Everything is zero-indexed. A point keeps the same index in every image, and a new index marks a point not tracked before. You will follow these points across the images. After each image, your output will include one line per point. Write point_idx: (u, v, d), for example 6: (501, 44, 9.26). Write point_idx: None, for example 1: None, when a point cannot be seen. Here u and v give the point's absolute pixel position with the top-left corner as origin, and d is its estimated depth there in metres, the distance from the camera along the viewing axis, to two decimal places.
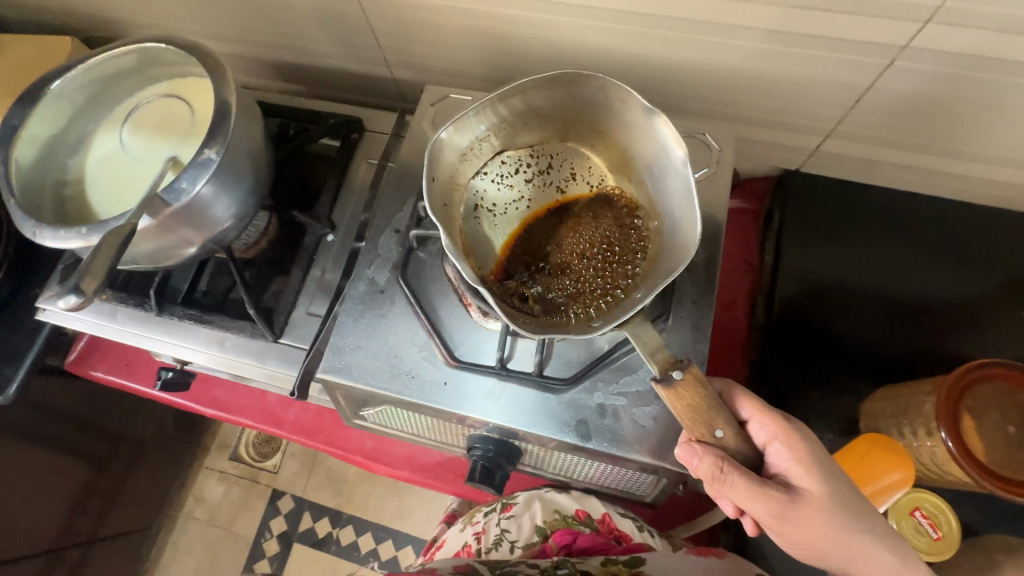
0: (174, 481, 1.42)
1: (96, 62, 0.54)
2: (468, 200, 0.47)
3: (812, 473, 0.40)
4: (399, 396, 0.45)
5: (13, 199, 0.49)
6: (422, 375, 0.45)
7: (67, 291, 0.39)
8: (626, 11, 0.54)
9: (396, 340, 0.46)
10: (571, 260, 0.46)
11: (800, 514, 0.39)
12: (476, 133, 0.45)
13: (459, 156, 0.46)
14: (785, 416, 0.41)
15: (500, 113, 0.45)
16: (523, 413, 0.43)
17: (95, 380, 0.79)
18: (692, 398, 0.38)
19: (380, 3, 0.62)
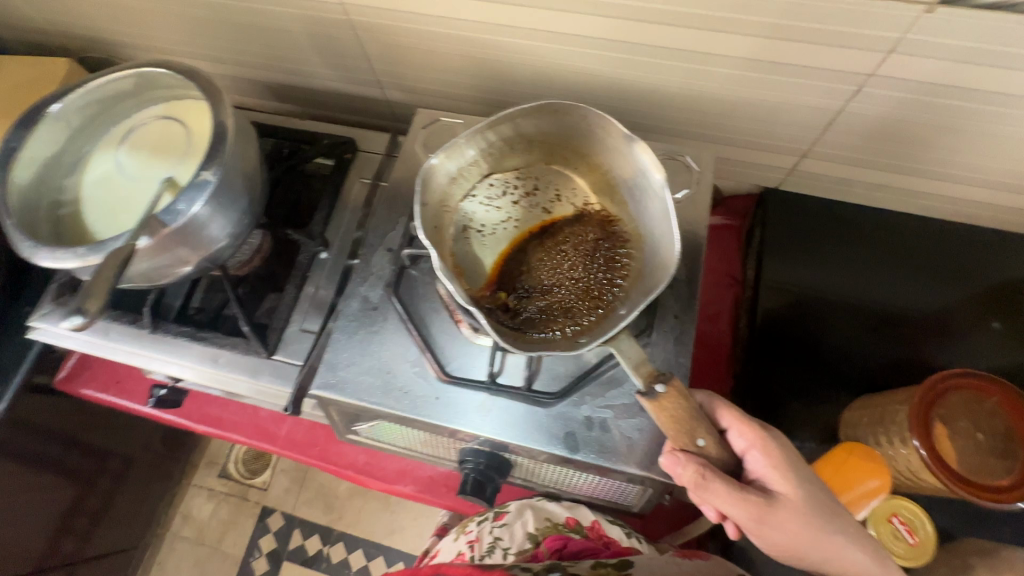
0: (161, 499, 1.40)
1: (95, 86, 0.56)
2: (458, 222, 0.49)
3: (789, 478, 0.41)
4: (392, 411, 0.46)
5: (11, 219, 0.50)
6: (414, 389, 0.46)
7: (73, 311, 0.40)
8: (610, 39, 0.56)
9: (389, 356, 0.48)
10: (558, 278, 0.47)
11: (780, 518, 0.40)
12: (465, 158, 0.47)
13: (449, 181, 0.48)
14: (762, 425, 0.43)
15: (487, 140, 0.47)
16: (512, 427, 0.45)
17: (85, 397, 0.79)
18: (675, 409, 0.39)
19: (374, 29, 0.64)
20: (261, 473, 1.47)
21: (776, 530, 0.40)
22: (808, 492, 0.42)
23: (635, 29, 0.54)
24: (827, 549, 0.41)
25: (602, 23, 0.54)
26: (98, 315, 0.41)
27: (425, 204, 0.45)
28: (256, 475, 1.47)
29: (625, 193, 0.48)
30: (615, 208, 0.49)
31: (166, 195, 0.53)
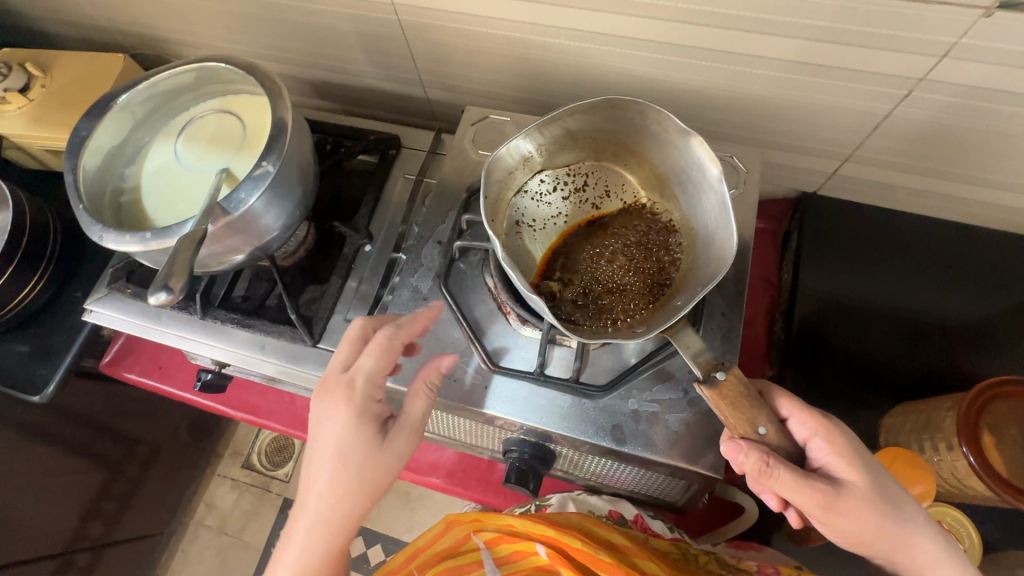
0: (187, 487, 1.43)
1: (158, 79, 0.58)
2: (511, 217, 0.50)
3: (856, 465, 0.40)
4: (441, 398, 0.47)
5: (80, 204, 0.52)
6: (464, 378, 0.47)
7: (158, 288, 0.42)
8: (656, 40, 0.57)
9: (439, 345, 0.49)
10: (609, 273, 0.48)
11: (847, 505, 0.39)
12: (521, 154, 0.48)
13: (505, 176, 0.49)
14: (824, 414, 0.42)
15: (543, 135, 0.48)
16: (561, 417, 0.45)
17: (128, 381, 0.82)
18: (735, 397, 0.40)
19: (422, 28, 0.66)
20: (284, 465, 1.49)
21: (844, 518, 0.39)
22: (875, 482, 0.41)
23: (683, 32, 0.55)
24: (895, 540, 0.40)
25: (649, 25, 0.55)
26: (181, 292, 0.43)
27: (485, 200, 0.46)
28: (279, 467, 1.49)
29: (676, 190, 0.49)
30: (664, 205, 0.50)
31: (225, 185, 0.55)
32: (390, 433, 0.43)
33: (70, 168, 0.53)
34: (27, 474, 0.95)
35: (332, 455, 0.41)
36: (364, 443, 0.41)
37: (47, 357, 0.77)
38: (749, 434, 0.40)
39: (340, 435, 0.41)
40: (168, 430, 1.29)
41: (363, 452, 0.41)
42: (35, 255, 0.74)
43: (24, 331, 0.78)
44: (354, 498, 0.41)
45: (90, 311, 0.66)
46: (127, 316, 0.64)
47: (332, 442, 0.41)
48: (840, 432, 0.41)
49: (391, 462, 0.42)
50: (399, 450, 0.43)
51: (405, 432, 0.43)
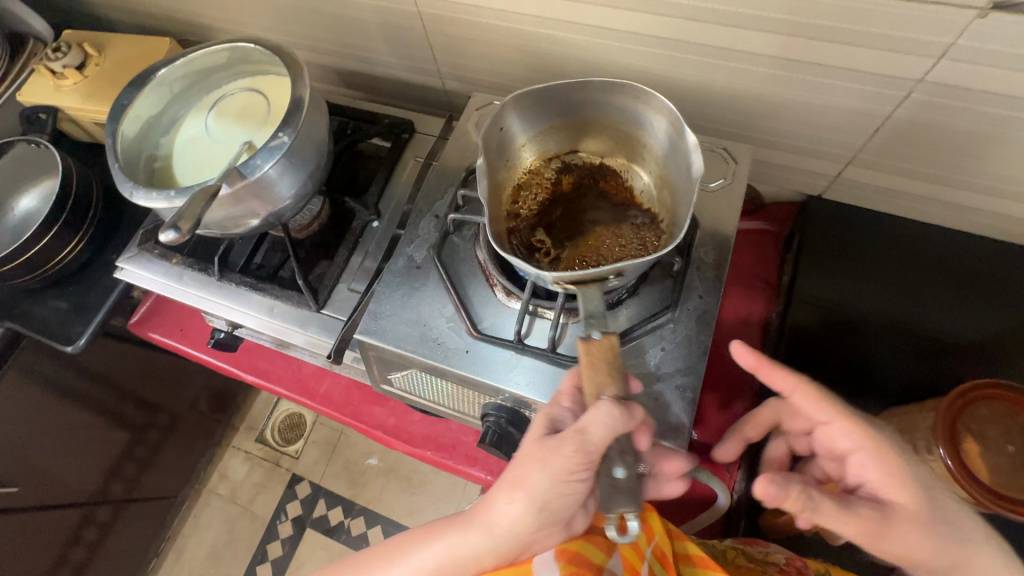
0: (203, 455, 1.50)
1: (194, 56, 0.63)
2: (521, 170, 0.62)
3: (897, 482, 0.44)
4: (425, 360, 0.49)
5: (116, 164, 0.57)
6: (447, 342, 0.50)
7: (169, 227, 0.46)
8: (658, 36, 0.59)
9: (427, 311, 0.51)
10: (580, 232, 0.58)
11: (891, 528, 0.43)
12: (555, 127, 0.60)
13: (535, 139, 0.61)
14: (869, 429, 0.46)
15: (580, 118, 0.59)
16: (535, 384, 0.48)
17: (152, 341, 0.87)
18: (599, 356, 0.42)
19: (440, 20, 0.69)
20: (295, 442, 1.55)
21: (892, 540, 0.43)
22: (925, 501, 0.44)
23: (683, 27, 0.57)
24: (945, 555, 0.43)
25: (651, 21, 0.58)
26: (188, 234, 0.47)
27: (500, 139, 0.57)
28: (290, 444, 1.55)
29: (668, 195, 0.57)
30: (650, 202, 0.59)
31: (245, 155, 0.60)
32: (556, 447, 0.41)
33: (110, 133, 0.59)
34: (56, 426, 1.02)
35: (508, 481, 0.44)
36: (537, 445, 0.42)
37: (82, 312, 0.83)
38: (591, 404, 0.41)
39: (515, 465, 0.44)
40: (187, 398, 1.35)
41: (533, 448, 0.42)
42: (77, 220, 0.81)
43: (64, 288, 0.85)
44: (509, 503, 0.44)
45: (120, 269, 0.72)
46: (152, 275, 0.69)
47: (511, 476, 0.44)
48: (886, 450, 0.45)
49: (544, 473, 0.41)
50: (557, 457, 0.41)
51: (563, 445, 0.40)
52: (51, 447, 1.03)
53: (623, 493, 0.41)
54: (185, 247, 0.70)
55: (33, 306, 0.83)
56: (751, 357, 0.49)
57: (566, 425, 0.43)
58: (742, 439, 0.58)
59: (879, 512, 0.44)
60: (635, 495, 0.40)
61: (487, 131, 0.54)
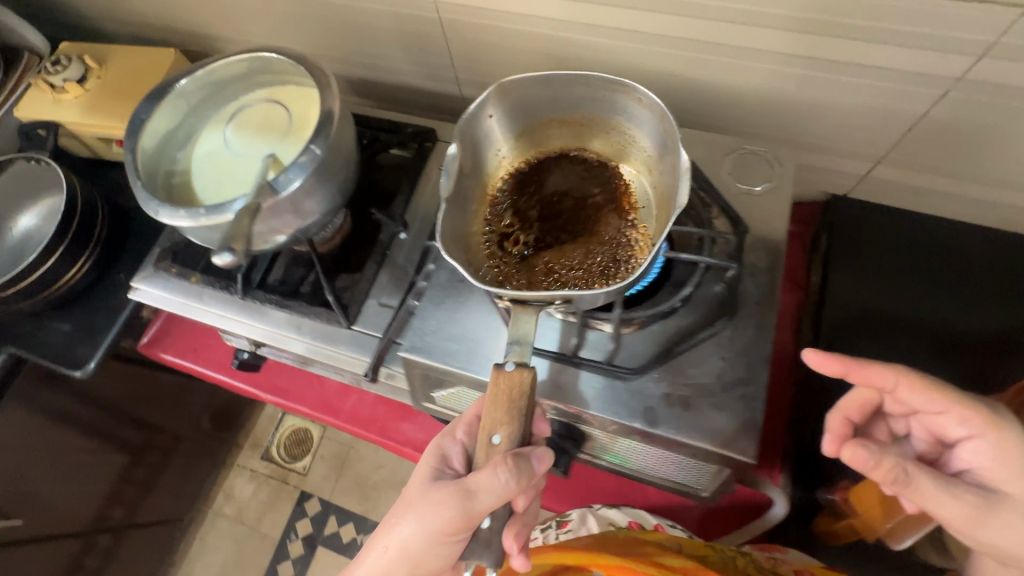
0: (207, 476, 1.45)
1: (213, 68, 0.61)
2: (509, 161, 0.64)
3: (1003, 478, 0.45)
4: (475, 376, 0.48)
5: (137, 182, 0.55)
6: (497, 357, 0.49)
7: (223, 250, 0.47)
8: (687, 39, 0.59)
9: (474, 325, 0.50)
10: (555, 230, 0.59)
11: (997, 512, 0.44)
12: (559, 122, 0.62)
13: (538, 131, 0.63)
14: (989, 416, 0.46)
15: (584, 116, 0.60)
16: (592, 398, 0.46)
17: (164, 362, 0.83)
18: (501, 395, 0.44)
19: (462, 26, 0.68)
20: (302, 458, 1.51)
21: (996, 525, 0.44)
22: None
23: (717, 30, 0.56)
24: None
25: (684, 24, 0.57)
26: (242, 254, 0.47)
27: (487, 128, 0.59)
28: (297, 460, 1.52)
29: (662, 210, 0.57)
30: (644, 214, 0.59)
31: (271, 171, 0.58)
32: (438, 501, 0.45)
33: (130, 149, 0.56)
34: (55, 455, 0.97)
35: (387, 529, 0.50)
36: (420, 493, 0.48)
37: (89, 335, 0.80)
38: (485, 449, 0.44)
39: (397, 511, 0.50)
40: (187, 417, 1.30)
41: (416, 497, 0.48)
42: (85, 240, 0.78)
43: (69, 311, 0.81)
44: (385, 548, 0.50)
45: (134, 289, 0.69)
46: (169, 295, 0.67)
47: (388, 523, 0.50)
48: (1007, 438, 0.45)
49: (415, 523, 0.47)
50: (433, 510, 0.45)
51: (444, 502, 0.45)
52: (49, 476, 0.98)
53: (483, 543, 0.49)
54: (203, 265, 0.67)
55: (36, 331, 0.80)
56: (838, 361, 0.47)
57: (455, 458, 0.49)
58: (843, 423, 0.52)
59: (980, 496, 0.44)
60: (491, 545, 0.49)
61: (471, 116, 0.56)
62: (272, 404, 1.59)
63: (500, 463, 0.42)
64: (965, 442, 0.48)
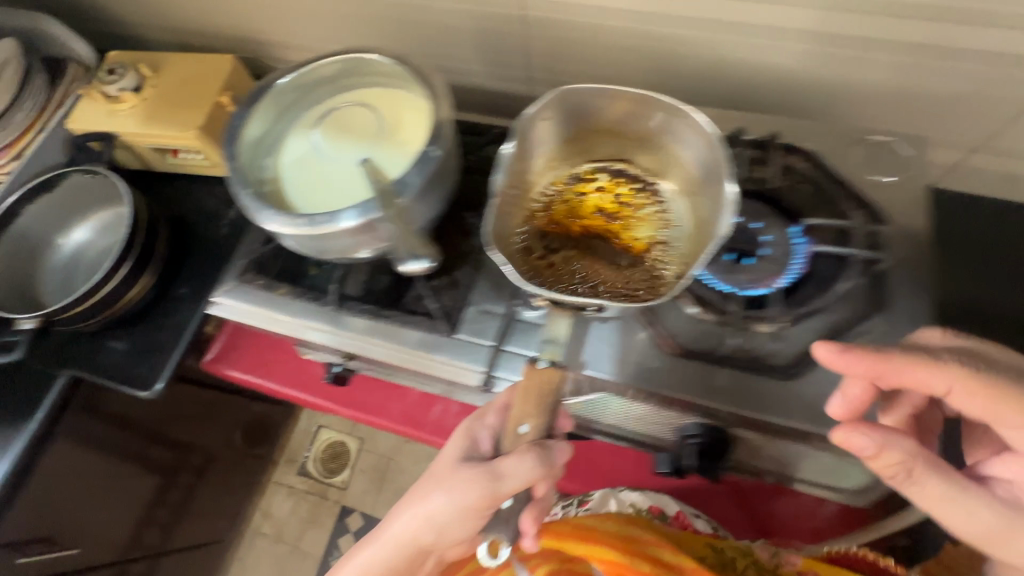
0: (245, 494, 1.42)
1: (302, 71, 0.59)
2: (552, 166, 0.59)
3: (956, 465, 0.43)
4: (626, 382, 0.48)
5: (244, 193, 0.54)
6: (646, 362, 0.49)
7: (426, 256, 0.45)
8: (789, 28, 0.58)
9: (618, 329, 0.50)
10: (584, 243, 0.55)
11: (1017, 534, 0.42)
12: (619, 128, 0.56)
13: (594, 132, 0.57)
14: None
15: (645, 126, 0.55)
16: (753, 400, 0.46)
17: (230, 378, 0.81)
18: (528, 390, 0.47)
19: (549, 22, 0.66)
20: (340, 473, 1.49)
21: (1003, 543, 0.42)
22: None
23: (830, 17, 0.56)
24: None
25: (794, 12, 0.56)
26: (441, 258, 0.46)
27: (540, 132, 0.54)
28: (335, 474, 1.49)
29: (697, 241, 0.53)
30: (673, 239, 0.55)
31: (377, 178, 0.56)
32: (464, 478, 0.51)
33: (230, 156, 0.54)
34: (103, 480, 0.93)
35: (415, 502, 0.55)
36: (448, 469, 0.53)
37: (154, 354, 0.76)
38: (515, 435, 0.49)
39: (427, 486, 0.55)
40: (220, 437, 1.23)
41: (447, 471, 0.53)
42: (147, 254, 0.75)
43: (128, 329, 0.78)
44: (409, 519, 0.55)
45: (214, 304, 0.66)
46: (252, 308, 0.64)
47: (419, 496, 0.55)
48: None
49: (442, 498, 0.52)
50: (460, 484, 0.51)
51: (471, 478, 0.50)
52: (93, 503, 0.94)
53: (500, 522, 0.53)
54: (293, 276, 0.65)
55: (96, 350, 0.76)
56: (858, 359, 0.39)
57: (484, 440, 0.54)
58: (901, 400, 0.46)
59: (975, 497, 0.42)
60: (511, 526, 0.52)
61: (529, 119, 0.52)
62: (306, 418, 1.55)
63: (527, 450, 0.47)
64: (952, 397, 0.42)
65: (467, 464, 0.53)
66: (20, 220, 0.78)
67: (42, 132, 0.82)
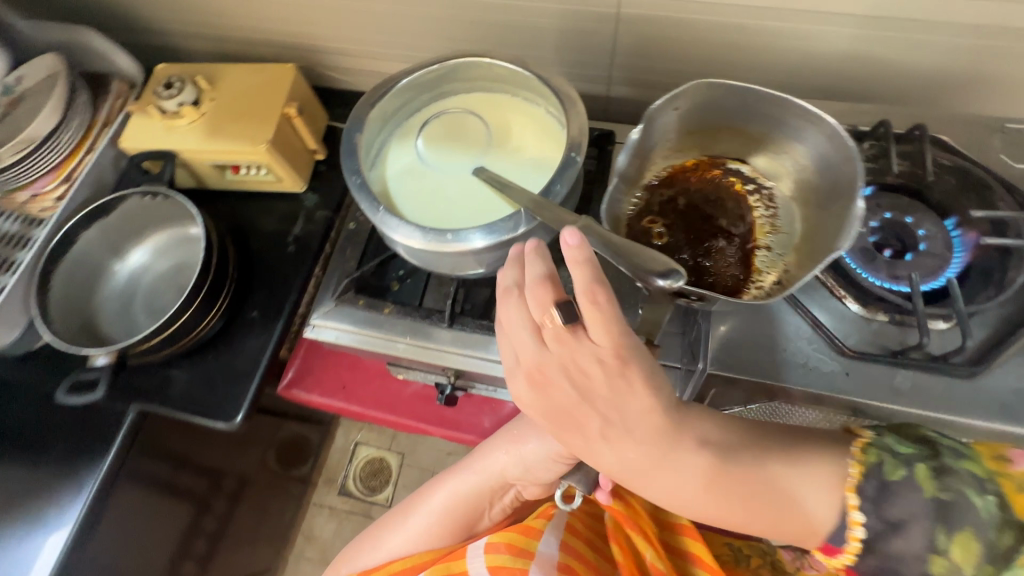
0: (287, 520, 1.37)
1: (409, 78, 0.55)
2: (667, 155, 0.57)
3: (533, 368, 0.43)
4: (806, 389, 0.47)
5: (375, 209, 0.50)
6: (820, 366, 0.48)
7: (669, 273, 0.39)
8: (907, 18, 0.57)
9: (783, 334, 0.50)
10: (694, 235, 0.53)
11: (585, 435, 0.44)
12: (744, 128, 0.55)
13: (717, 129, 0.55)
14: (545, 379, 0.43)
15: (772, 129, 0.53)
16: (936, 399, 0.46)
17: (307, 402, 0.77)
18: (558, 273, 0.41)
19: (641, 20, 0.65)
20: (383, 489, 1.44)
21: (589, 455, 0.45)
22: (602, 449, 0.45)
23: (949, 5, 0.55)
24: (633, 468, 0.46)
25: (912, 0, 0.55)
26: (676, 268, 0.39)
27: (669, 121, 0.54)
28: (377, 492, 1.45)
29: (806, 249, 0.51)
30: (779, 245, 0.53)
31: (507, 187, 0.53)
32: None
33: (353, 172, 0.51)
34: (159, 519, 0.86)
35: (506, 439, 0.65)
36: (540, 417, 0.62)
37: (232, 381, 0.72)
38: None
39: (518, 428, 0.64)
40: (252, 460, 1.17)
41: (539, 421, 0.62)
42: (220, 277, 0.71)
43: (200, 356, 0.73)
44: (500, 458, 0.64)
45: (310, 326, 0.63)
46: (363, 331, 0.62)
47: (511, 436, 0.65)
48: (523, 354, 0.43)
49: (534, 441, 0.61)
50: None
51: None
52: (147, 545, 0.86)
53: (577, 471, 0.62)
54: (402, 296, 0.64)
55: (168, 380, 0.72)
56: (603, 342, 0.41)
57: None
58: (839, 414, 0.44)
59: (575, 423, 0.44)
60: (586, 477, 0.62)
61: (661, 106, 0.51)
62: (342, 436, 1.50)
63: None
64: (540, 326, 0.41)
65: None
66: (77, 246, 0.73)
67: (90, 152, 0.77)
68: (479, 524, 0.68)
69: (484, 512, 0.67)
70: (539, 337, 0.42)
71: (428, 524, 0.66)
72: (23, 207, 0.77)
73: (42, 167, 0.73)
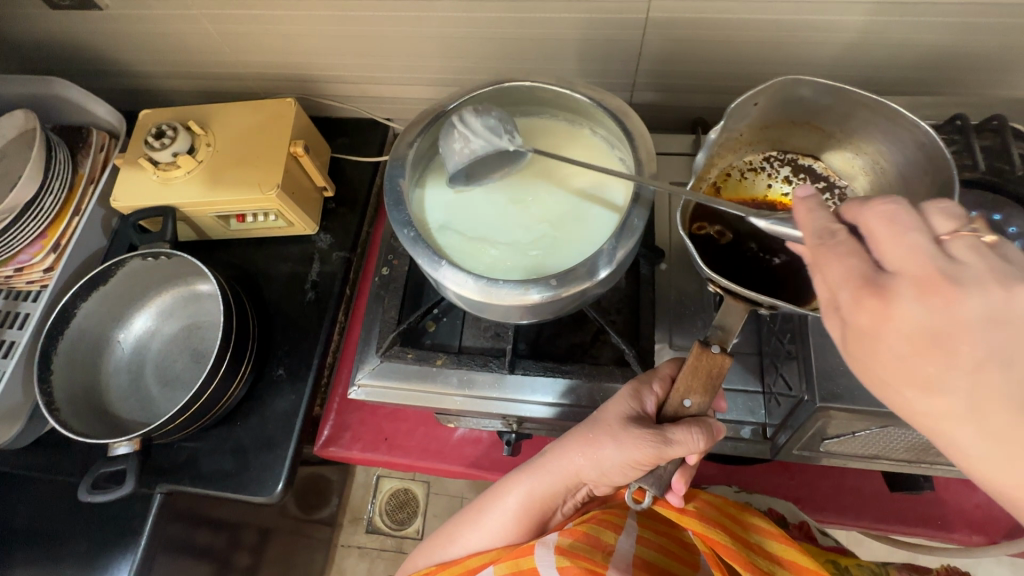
0: (317, 567, 1.31)
1: (443, 114, 0.51)
2: (738, 151, 0.54)
3: (918, 272, 0.28)
4: None
5: (437, 263, 0.44)
6: None
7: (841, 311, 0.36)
8: (975, 4, 0.53)
9: None
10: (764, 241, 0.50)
11: (943, 370, 0.28)
12: (816, 122, 0.51)
13: (789, 123, 0.52)
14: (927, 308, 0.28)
15: (848, 122, 0.50)
16: None
17: (349, 459, 0.71)
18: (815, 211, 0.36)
19: (671, 26, 0.61)
20: (412, 522, 1.39)
21: (927, 392, 0.29)
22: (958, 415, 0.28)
23: None
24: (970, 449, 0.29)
25: None
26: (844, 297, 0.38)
27: (746, 117, 0.50)
28: (406, 525, 1.40)
29: None
30: None
31: (568, 224, 0.50)
32: (635, 439, 0.45)
33: (402, 224, 0.46)
34: None
35: (581, 444, 0.50)
36: (614, 423, 0.48)
37: (266, 449, 0.66)
38: (675, 408, 0.46)
39: (591, 433, 0.49)
40: (274, 513, 1.01)
41: (610, 428, 0.48)
42: (242, 338, 0.65)
43: (229, 425, 0.68)
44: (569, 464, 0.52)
45: (355, 388, 0.59)
46: (416, 386, 0.57)
47: (585, 436, 0.50)
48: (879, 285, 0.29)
49: (610, 449, 0.47)
50: (630, 437, 0.45)
51: (643, 439, 0.45)
52: None
53: (651, 473, 0.48)
54: (454, 347, 0.60)
55: (198, 455, 0.66)
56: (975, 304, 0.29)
57: (646, 407, 0.48)
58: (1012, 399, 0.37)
59: (944, 349, 0.28)
60: (663, 480, 0.48)
61: (741, 104, 0.47)
62: (363, 471, 1.45)
63: (696, 426, 0.44)
64: (943, 240, 0.30)
65: (639, 419, 0.47)
66: (75, 320, 0.66)
67: (79, 214, 0.71)
68: (552, 521, 0.58)
69: (557, 508, 0.57)
70: (940, 249, 0.29)
71: (499, 520, 0.56)
72: (7, 282, 0.69)
73: (27, 237, 0.66)
